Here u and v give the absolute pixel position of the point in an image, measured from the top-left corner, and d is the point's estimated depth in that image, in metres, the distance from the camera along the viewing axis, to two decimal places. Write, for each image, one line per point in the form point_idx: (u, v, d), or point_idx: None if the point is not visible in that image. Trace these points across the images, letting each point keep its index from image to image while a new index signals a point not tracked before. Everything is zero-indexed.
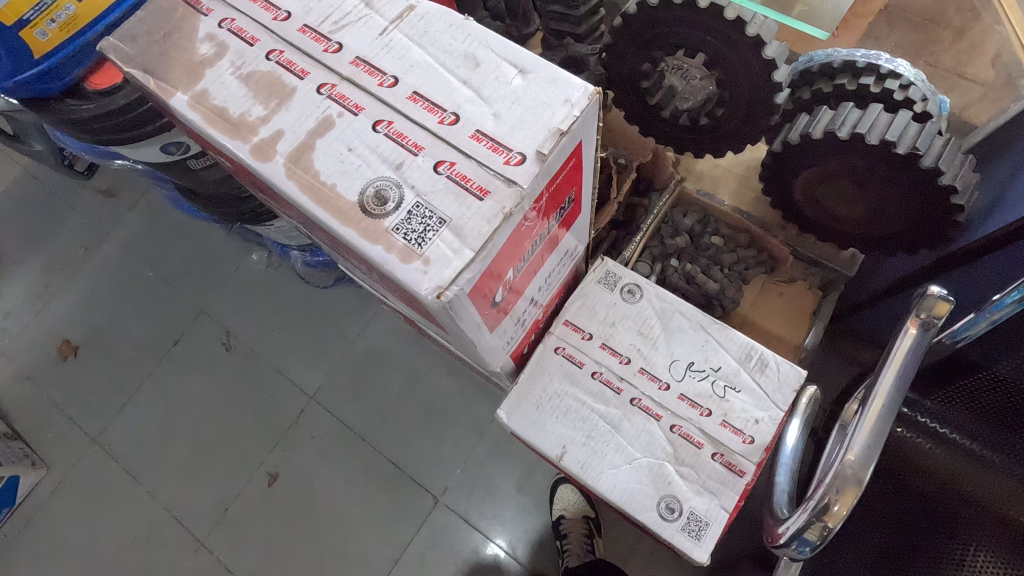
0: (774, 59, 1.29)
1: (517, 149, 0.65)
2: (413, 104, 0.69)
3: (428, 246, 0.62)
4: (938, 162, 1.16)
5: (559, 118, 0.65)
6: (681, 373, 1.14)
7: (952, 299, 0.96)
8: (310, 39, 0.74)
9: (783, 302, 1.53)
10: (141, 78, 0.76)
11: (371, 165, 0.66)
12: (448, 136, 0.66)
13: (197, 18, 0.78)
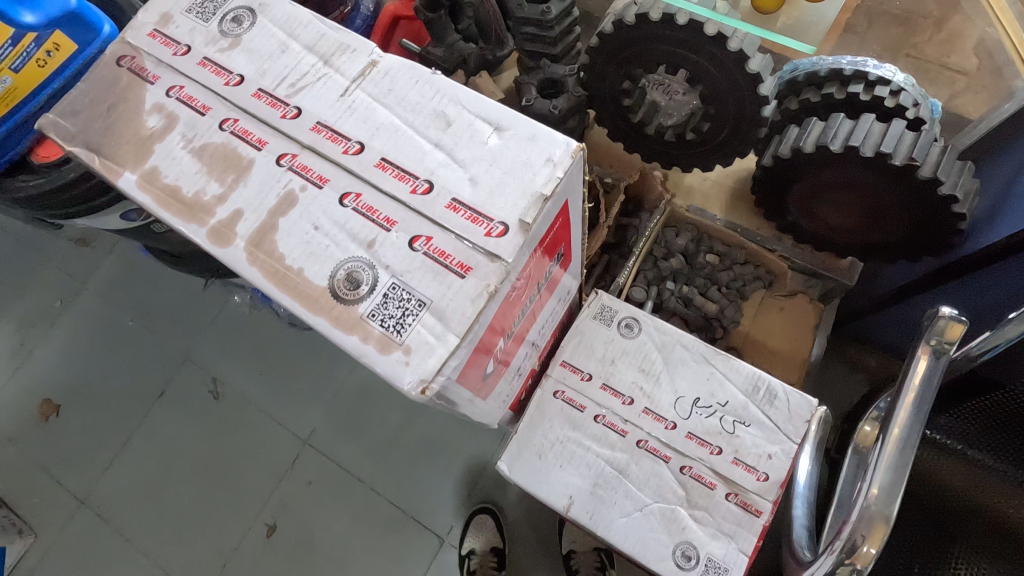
0: (759, 72, 1.24)
1: (498, 219, 0.59)
2: (381, 173, 0.63)
3: (408, 333, 0.57)
4: (937, 172, 1.12)
5: (541, 180, 0.60)
6: (687, 410, 1.08)
7: (964, 321, 0.93)
8: (267, 105, 0.69)
9: (785, 317, 1.48)
10: (85, 157, 0.70)
11: (340, 244, 0.61)
12: (422, 207, 0.61)
13: (143, 87, 0.72)
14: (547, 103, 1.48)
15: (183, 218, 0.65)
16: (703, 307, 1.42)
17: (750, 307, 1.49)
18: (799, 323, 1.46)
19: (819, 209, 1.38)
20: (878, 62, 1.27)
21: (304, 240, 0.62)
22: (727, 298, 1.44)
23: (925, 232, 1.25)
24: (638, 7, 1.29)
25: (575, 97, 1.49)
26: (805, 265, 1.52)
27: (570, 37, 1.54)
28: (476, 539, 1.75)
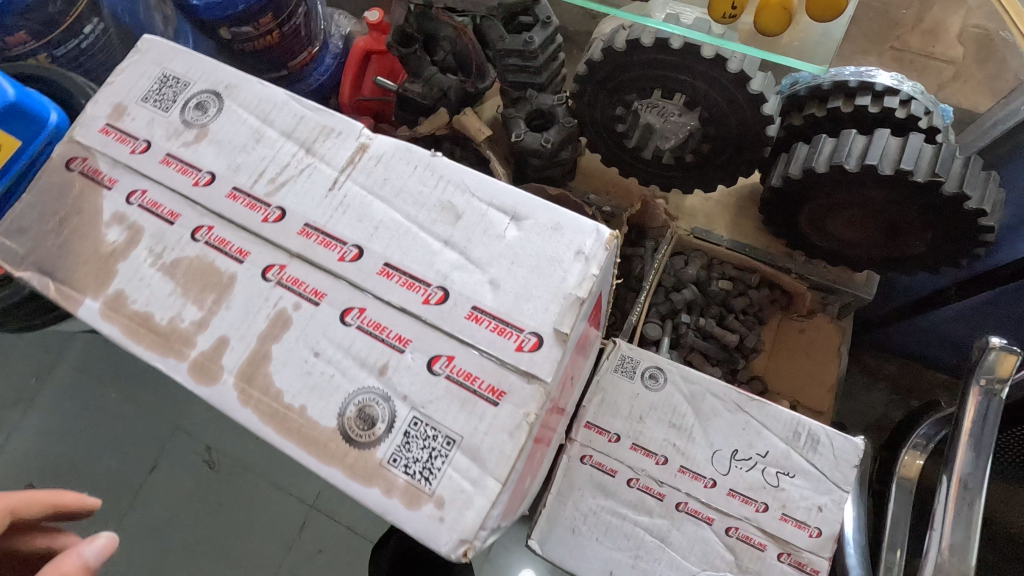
0: (761, 92, 1.18)
1: (529, 329, 0.58)
2: (386, 281, 0.61)
3: (437, 480, 0.56)
4: (962, 187, 1.06)
5: (571, 280, 0.59)
6: (726, 465, 1.00)
7: (1017, 350, 0.85)
8: (244, 207, 0.64)
9: (805, 340, 1.42)
10: (37, 282, 0.63)
11: (347, 373, 0.60)
12: (437, 319, 0.60)
13: (99, 192, 0.66)
14: (538, 137, 1.41)
15: (160, 352, 0.61)
16: (723, 337, 1.35)
17: (769, 332, 1.43)
18: (822, 345, 1.40)
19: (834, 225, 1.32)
20: (883, 70, 1.21)
21: (303, 367, 0.60)
22: (745, 327, 1.37)
23: (950, 246, 1.20)
24: (628, 33, 1.22)
25: (567, 127, 1.41)
26: (821, 280, 1.46)
27: (555, 64, 1.46)
28: None
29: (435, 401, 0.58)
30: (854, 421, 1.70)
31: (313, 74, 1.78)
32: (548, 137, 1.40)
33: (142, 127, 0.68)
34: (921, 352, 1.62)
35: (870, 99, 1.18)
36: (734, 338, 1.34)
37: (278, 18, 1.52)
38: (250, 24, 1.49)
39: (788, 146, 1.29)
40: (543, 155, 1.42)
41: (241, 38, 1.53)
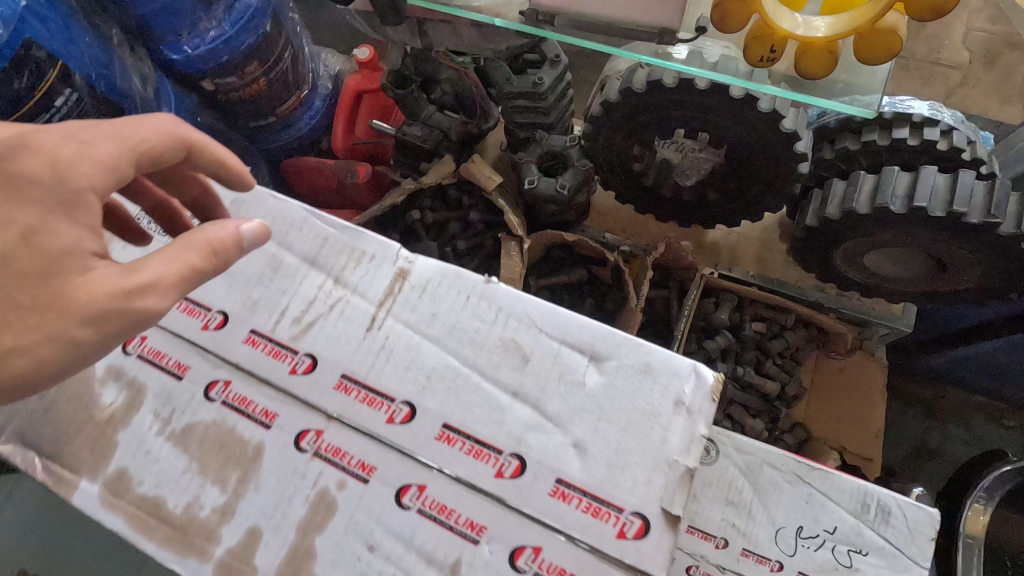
0: (795, 129, 1.10)
1: (627, 510, 0.60)
2: (448, 447, 0.64)
3: None
4: (1020, 226, 1.00)
5: (669, 438, 0.61)
6: (792, 545, 0.92)
7: None
8: (267, 355, 0.69)
9: (846, 380, 1.34)
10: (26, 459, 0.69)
11: (415, 569, 0.61)
12: (516, 494, 0.62)
13: None
14: (551, 182, 1.33)
15: (175, 550, 0.64)
16: (762, 385, 1.27)
17: (807, 372, 1.36)
18: (865, 385, 1.32)
19: (872, 260, 1.25)
20: (917, 98, 1.15)
21: (357, 567, 0.62)
22: (783, 372, 1.30)
23: (1000, 281, 1.14)
24: (647, 72, 1.14)
25: (582, 170, 1.33)
26: (856, 313, 1.39)
27: (563, 102, 1.38)
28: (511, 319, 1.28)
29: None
30: (891, 449, 1.64)
31: (301, 120, 1.67)
32: (562, 181, 1.31)
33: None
34: (954, 373, 1.57)
35: (909, 131, 1.11)
36: (774, 386, 1.27)
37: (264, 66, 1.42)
38: (235, 74, 1.38)
39: (821, 181, 1.22)
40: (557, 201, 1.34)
41: (226, 89, 1.42)
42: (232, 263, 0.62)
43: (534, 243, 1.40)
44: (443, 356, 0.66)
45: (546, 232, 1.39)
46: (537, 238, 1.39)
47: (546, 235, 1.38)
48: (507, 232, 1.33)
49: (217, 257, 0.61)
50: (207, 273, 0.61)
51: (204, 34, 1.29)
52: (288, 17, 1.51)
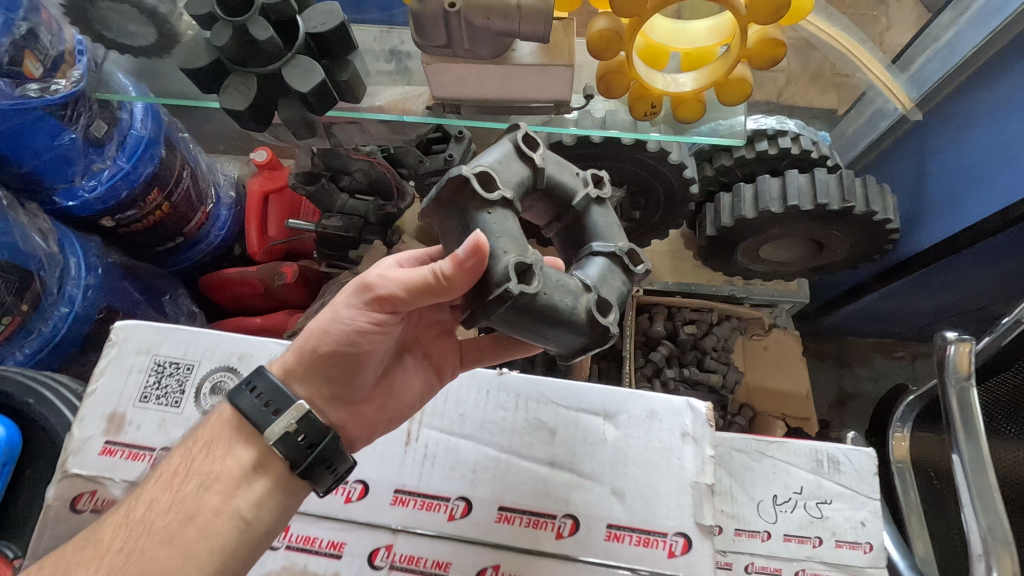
0: (680, 160, 1.28)
1: (672, 537, 0.89)
2: (616, 542, 0.88)
3: None
4: (868, 205, 1.23)
5: (689, 470, 0.92)
6: (640, 472, 0.93)
7: (970, 340, 1.02)
8: (426, 511, 0.90)
9: (771, 356, 1.54)
10: None
11: None
12: (587, 548, 0.88)
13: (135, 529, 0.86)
14: (622, 239, 0.87)
15: None
16: (707, 380, 1.44)
17: (739, 358, 1.54)
18: (790, 357, 1.52)
19: (766, 249, 1.46)
20: (767, 116, 1.34)
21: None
22: (721, 363, 1.47)
23: (866, 249, 1.37)
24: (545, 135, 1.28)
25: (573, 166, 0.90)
26: (767, 295, 1.53)
27: None
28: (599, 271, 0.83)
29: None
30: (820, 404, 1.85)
31: (210, 233, 1.67)
32: (606, 215, 0.89)
33: (148, 432, 0.90)
34: (852, 328, 1.81)
35: (767, 143, 1.30)
36: (718, 378, 1.44)
37: (166, 191, 1.43)
38: (136, 207, 1.39)
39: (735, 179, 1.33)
40: (612, 237, 0.87)
41: (127, 222, 1.42)
42: (445, 286, 0.74)
43: (616, 301, 0.82)
44: (555, 420, 0.97)
45: (599, 257, 0.84)
46: (627, 285, 0.85)
47: (607, 268, 0.84)
48: (514, 294, 0.71)
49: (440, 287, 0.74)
50: (437, 290, 0.75)
51: (99, 174, 1.29)
52: (180, 137, 1.51)
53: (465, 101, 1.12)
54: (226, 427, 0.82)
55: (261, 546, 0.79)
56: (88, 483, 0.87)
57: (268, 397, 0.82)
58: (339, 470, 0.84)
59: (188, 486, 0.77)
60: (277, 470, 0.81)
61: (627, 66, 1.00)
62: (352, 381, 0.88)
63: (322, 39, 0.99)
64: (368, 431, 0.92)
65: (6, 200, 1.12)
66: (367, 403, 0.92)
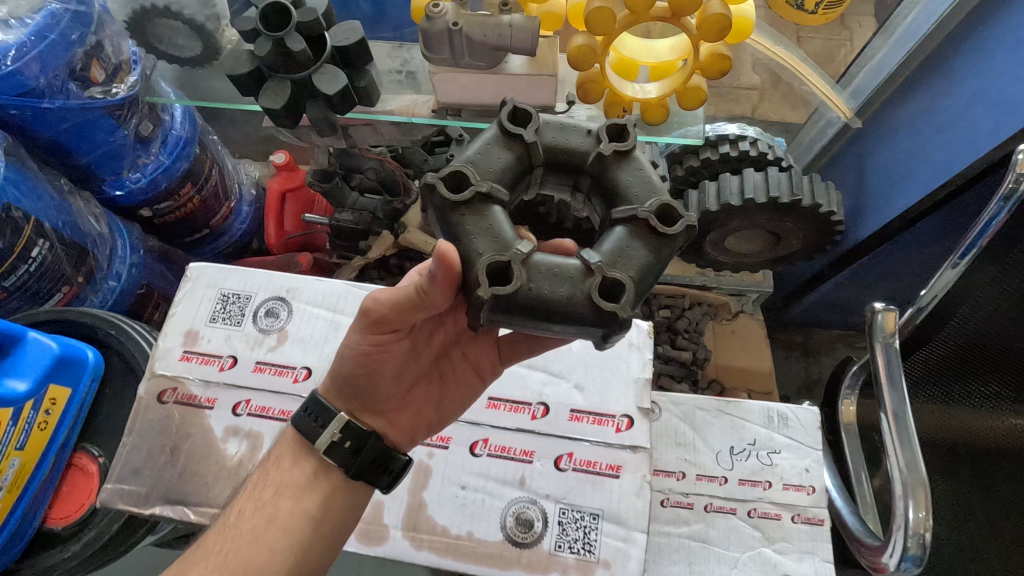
0: (653, 160, 1.47)
1: (621, 415, 1.13)
2: (579, 422, 1.12)
3: (597, 542, 1.04)
4: (814, 198, 1.41)
5: (637, 368, 1.16)
6: (597, 373, 1.16)
7: (893, 308, 1.21)
8: None
9: (738, 338, 1.71)
10: (169, 509, 0.98)
11: (494, 498, 1.07)
12: (551, 427, 1.12)
13: (205, 411, 1.04)
14: (647, 198, 0.86)
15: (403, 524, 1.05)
16: (679, 356, 1.61)
17: (710, 340, 1.71)
18: (752, 341, 1.70)
19: (730, 242, 1.63)
20: (730, 123, 1.52)
21: (457, 501, 1.07)
22: (692, 343, 1.64)
23: (817, 240, 1.55)
24: None
25: (580, 131, 0.90)
26: (737, 284, 1.69)
27: None
28: (605, 251, 0.83)
29: (570, 488, 1.07)
30: (789, 388, 2.02)
31: (233, 227, 1.84)
32: (631, 171, 0.88)
33: (217, 344, 1.08)
34: (816, 319, 1.98)
35: (730, 147, 1.47)
36: (688, 355, 1.61)
37: (198, 186, 1.61)
38: (172, 198, 1.56)
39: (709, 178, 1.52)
40: (631, 199, 0.86)
41: (163, 213, 1.59)
42: (419, 299, 0.86)
43: (629, 273, 0.82)
44: None
45: (616, 228, 0.85)
46: (651, 250, 0.83)
47: (623, 239, 0.84)
48: (487, 297, 0.76)
49: (415, 300, 0.87)
50: (415, 304, 0.88)
51: (144, 167, 1.46)
52: (210, 140, 1.69)
53: (466, 105, 1.31)
54: (285, 441, 0.98)
55: (334, 540, 0.93)
56: (170, 380, 1.06)
57: (315, 413, 0.96)
58: (395, 469, 1.00)
59: (267, 493, 0.93)
60: (335, 477, 0.96)
61: (601, 76, 1.19)
62: (378, 393, 0.99)
63: (347, 51, 1.18)
64: (408, 432, 1.04)
65: (67, 189, 1.30)
66: (403, 411, 1.04)
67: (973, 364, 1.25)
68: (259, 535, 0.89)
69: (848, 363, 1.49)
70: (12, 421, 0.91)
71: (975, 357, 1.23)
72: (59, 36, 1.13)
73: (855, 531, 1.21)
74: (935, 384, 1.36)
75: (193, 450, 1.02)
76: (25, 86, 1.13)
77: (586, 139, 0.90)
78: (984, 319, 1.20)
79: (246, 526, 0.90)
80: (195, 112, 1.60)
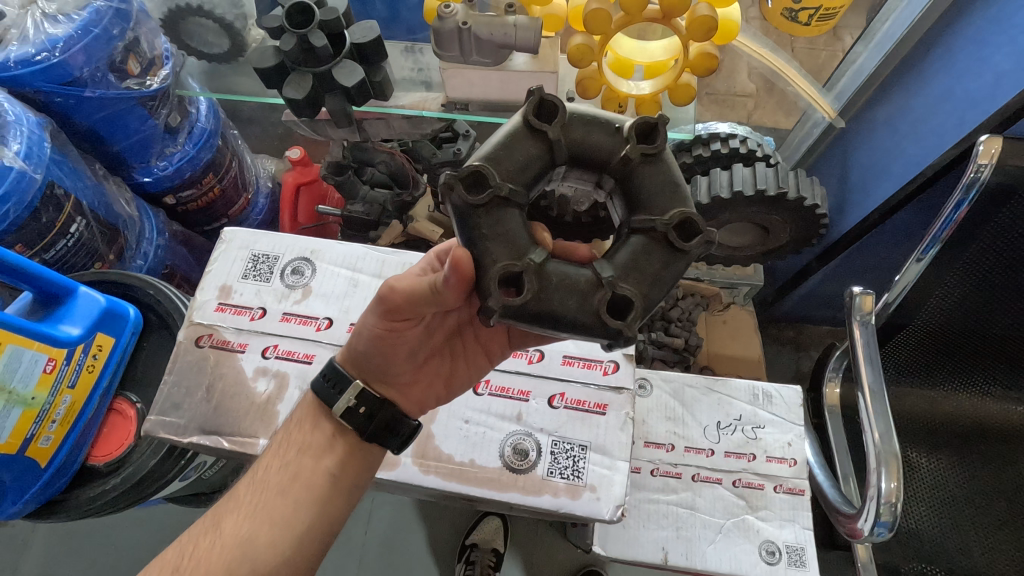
0: None
1: (609, 361, 1.21)
2: (571, 365, 1.21)
3: (586, 472, 1.12)
4: (799, 192, 1.50)
5: None
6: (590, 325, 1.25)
7: (870, 291, 1.29)
8: None
9: (729, 327, 1.80)
10: (204, 439, 1.07)
11: (494, 430, 1.15)
12: (547, 370, 1.21)
13: (236, 355, 1.13)
14: (671, 205, 0.79)
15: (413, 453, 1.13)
16: (673, 343, 1.69)
17: (702, 330, 1.79)
18: (742, 331, 1.79)
19: (722, 235, 1.70)
20: (722, 122, 1.60)
21: (461, 433, 1.15)
22: (685, 331, 1.72)
23: (803, 234, 1.64)
24: None
25: (607, 126, 0.82)
26: (728, 277, 1.79)
27: None
28: (621, 258, 0.78)
29: (563, 424, 1.16)
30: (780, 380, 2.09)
31: (250, 217, 1.94)
32: (658, 174, 0.80)
33: (248, 296, 1.17)
34: (806, 314, 2.06)
35: (721, 144, 1.55)
36: (681, 342, 1.69)
37: (218, 176, 1.71)
38: (195, 186, 1.66)
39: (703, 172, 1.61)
40: (652, 208, 0.79)
41: (185, 201, 1.69)
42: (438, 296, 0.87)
43: (642, 287, 0.78)
44: None
45: (633, 238, 0.79)
46: (668, 263, 0.78)
47: (638, 250, 0.78)
48: (497, 307, 0.75)
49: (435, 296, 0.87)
50: (433, 298, 0.88)
51: (170, 156, 1.56)
52: (231, 134, 1.79)
53: (473, 100, 1.41)
54: (305, 406, 1.05)
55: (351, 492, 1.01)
56: (206, 327, 1.14)
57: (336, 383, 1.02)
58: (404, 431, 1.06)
59: (291, 452, 1.00)
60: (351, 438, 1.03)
61: (598, 74, 1.29)
62: (391, 367, 1.04)
63: (363, 48, 1.28)
64: (417, 402, 1.10)
65: (101, 173, 1.40)
66: (416, 384, 1.09)
67: (952, 345, 1.35)
68: (281, 482, 0.97)
69: (833, 349, 1.57)
70: (65, 360, 1.00)
71: (954, 340, 1.33)
72: (103, 31, 1.22)
73: (833, 500, 1.30)
74: (914, 366, 1.44)
75: (216, 409, 1.09)
76: (69, 77, 1.23)
77: (613, 137, 0.81)
78: (957, 303, 1.28)
79: (272, 477, 0.98)
80: (218, 106, 1.71)
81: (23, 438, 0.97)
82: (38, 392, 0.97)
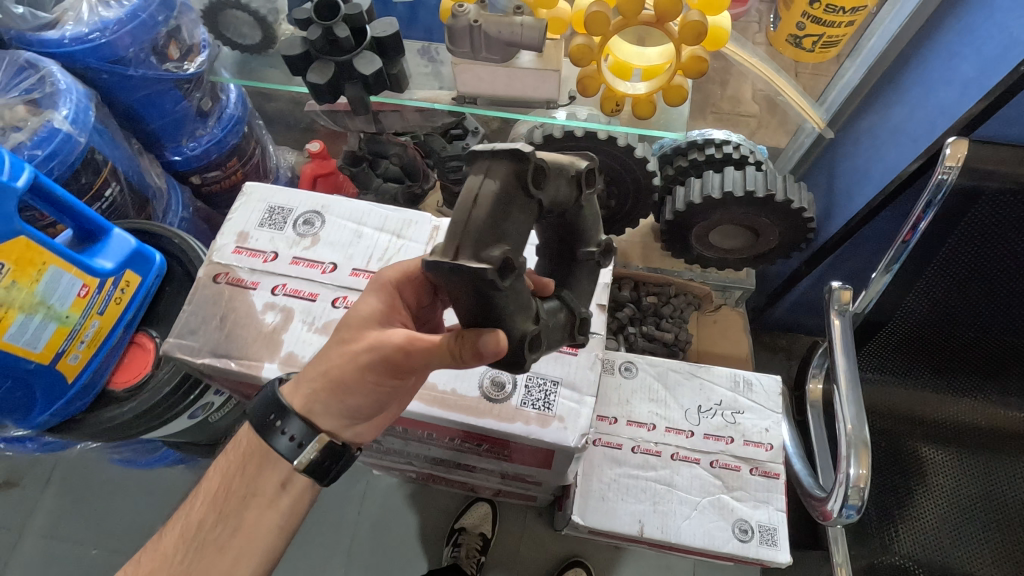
0: (644, 155, 1.65)
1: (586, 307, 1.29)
2: None
3: (556, 406, 1.18)
4: (786, 195, 1.58)
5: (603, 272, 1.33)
6: None
7: (848, 286, 1.35)
8: None
9: (719, 327, 1.86)
10: (214, 360, 1.15)
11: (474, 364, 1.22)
12: None
13: (248, 291, 1.22)
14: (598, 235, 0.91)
15: None
16: (663, 338, 1.75)
17: (693, 329, 1.85)
18: (732, 330, 1.85)
19: (714, 237, 1.77)
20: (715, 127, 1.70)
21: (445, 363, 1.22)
22: (676, 327, 1.78)
23: (790, 238, 1.71)
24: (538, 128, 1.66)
25: (570, 174, 0.80)
26: (722, 278, 1.88)
27: None
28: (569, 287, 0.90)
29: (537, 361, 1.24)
30: None
31: None
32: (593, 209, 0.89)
33: (263, 242, 1.27)
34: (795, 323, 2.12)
35: (714, 149, 1.64)
36: (671, 337, 1.75)
37: (242, 161, 1.83)
38: (220, 168, 1.78)
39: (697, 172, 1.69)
40: (588, 239, 0.90)
41: (210, 181, 1.81)
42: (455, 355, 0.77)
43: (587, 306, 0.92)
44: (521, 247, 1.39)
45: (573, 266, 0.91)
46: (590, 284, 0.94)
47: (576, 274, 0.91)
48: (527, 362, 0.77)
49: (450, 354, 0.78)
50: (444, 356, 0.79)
51: (200, 138, 1.68)
52: (256, 124, 1.91)
53: (482, 95, 1.52)
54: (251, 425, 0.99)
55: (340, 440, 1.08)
56: (223, 266, 1.24)
57: (277, 417, 0.94)
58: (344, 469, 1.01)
59: None
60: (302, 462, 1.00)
61: (599, 73, 1.39)
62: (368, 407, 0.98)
63: (383, 41, 1.39)
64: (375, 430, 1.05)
65: (136, 149, 1.51)
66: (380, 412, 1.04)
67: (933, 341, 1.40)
68: None
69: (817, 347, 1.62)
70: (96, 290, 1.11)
71: (934, 334, 1.39)
72: (149, 16, 1.35)
73: (806, 485, 1.34)
74: (890, 365, 1.48)
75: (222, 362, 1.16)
76: (116, 56, 1.36)
77: (575, 184, 0.81)
78: (935, 302, 1.34)
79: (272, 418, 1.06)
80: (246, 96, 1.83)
81: (55, 352, 1.07)
82: (72, 311, 1.07)
